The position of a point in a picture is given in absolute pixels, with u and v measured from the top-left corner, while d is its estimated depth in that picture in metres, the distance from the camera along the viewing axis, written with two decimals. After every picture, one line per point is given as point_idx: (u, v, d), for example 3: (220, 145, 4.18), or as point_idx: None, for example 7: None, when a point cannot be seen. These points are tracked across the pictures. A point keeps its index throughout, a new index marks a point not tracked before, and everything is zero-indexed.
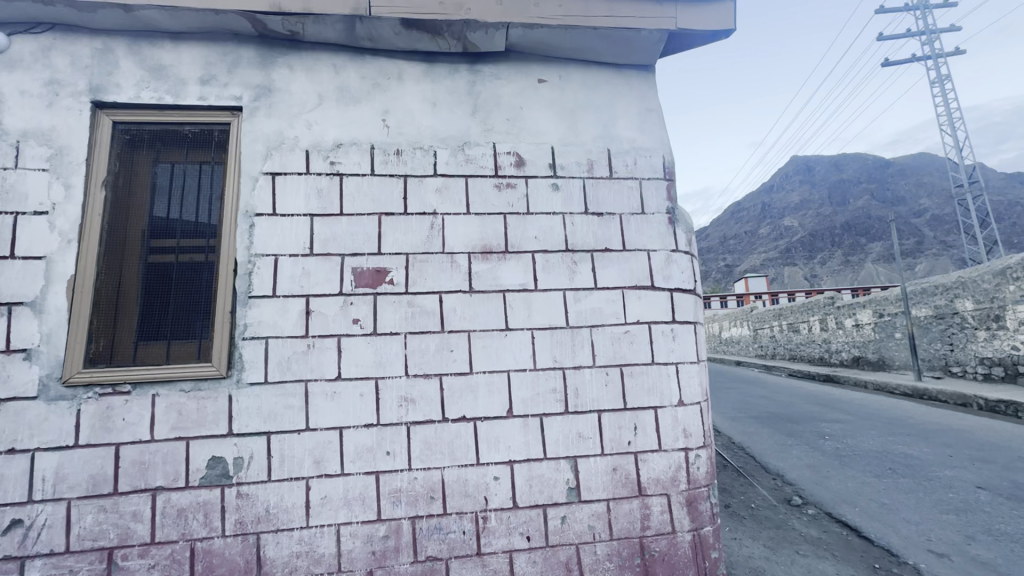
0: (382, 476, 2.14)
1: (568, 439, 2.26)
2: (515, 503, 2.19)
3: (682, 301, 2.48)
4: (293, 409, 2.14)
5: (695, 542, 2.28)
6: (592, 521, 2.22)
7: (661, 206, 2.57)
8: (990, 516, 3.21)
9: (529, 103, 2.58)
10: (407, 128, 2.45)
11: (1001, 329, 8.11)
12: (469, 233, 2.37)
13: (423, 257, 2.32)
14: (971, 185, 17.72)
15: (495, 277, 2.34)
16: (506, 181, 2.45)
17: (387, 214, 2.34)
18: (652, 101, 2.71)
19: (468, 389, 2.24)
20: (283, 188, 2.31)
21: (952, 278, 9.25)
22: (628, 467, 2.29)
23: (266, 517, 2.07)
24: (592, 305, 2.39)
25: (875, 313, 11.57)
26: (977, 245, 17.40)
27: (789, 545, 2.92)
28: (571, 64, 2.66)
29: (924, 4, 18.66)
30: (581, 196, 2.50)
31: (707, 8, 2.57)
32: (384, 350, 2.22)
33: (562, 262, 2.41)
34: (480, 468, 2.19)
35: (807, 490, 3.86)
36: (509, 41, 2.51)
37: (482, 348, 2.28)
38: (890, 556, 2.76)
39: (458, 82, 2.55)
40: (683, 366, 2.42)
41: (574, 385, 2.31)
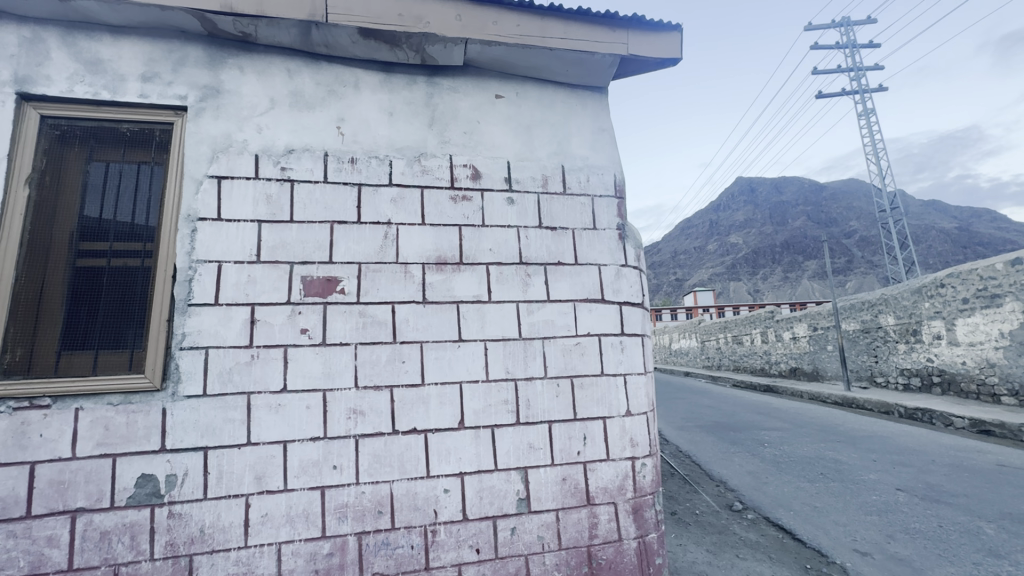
0: (328, 491, 2.08)
1: (518, 450, 2.28)
2: (464, 515, 2.18)
3: (630, 314, 2.57)
4: (234, 423, 2.05)
5: (641, 549, 2.35)
6: (541, 532, 2.24)
7: (612, 222, 2.66)
8: (907, 516, 3.48)
9: (485, 117, 2.62)
10: (363, 137, 2.44)
11: (919, 342, 8.86)
12: (424, 244, 2.37)
13: (376, 267, 2.29)
14: (894, 210, 19.32)
15: (449, 288, 2.35)
16: (462, 193, 2.47)
17: (339, 222, 2.30)
18: (604, 121, 2.82)
19: (420, 401, 2.22)
20: (229, 193, 2.23)
21: (876, 295, 10.05)
22: (576, 477, 2.33)
23: (200, 538, 1.96)
24: (545, 317, 2.43)
25: (810, 327, 12.35)
26: (898, 265, 18.96)
27: (730, 549, 3.05)
28: (527, 82, 2.73)
29: (853, 43, 20.32)
30: (535, 210, 2.55)
31: (657, 36, 2.72)
32: (333, 361, 2.17)
33: (515, 275, 2.44)
34: (430, 481, 2.17)
35: (747, 496, 4.04)
36: (467, 56, 2.55)
37: (434, 360, 2.27)
38: (820, 557, 2.93)
39: (415, 94, 2.56)
40: (631, 378, 2.50)
41: (525, 396, 2.33)
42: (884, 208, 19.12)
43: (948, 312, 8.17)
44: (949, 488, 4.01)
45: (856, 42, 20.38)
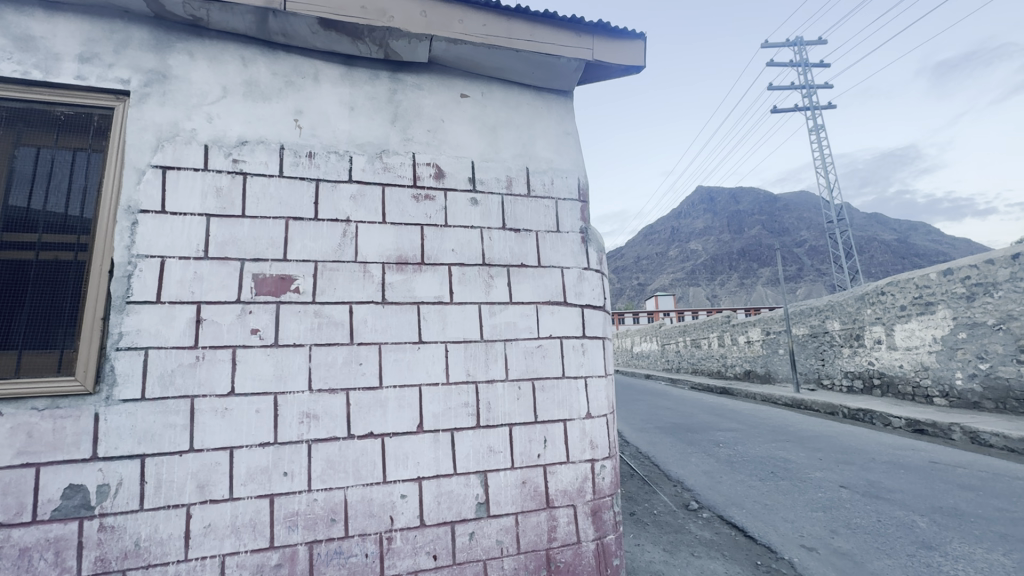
0: (277, 499, 1.99)
1: (478, 453, 2.25)
2: (422, 521, 2.13)
3: (592, 317, 2.59)
4: (175, 429, 1.93)
5: (599, 551, 2.36)
6: (500, 536, 2.22)
7: (575, 225, 2.68)
8: (849, 511, 3.66)
9: (450, 116, 2.59)
10: (322, 130, 2.36)
11: (861, 346, 9.37)
12: (384, 243, 2.31)
13: (333, 266, 2.22)
14: (840, 221, 20.42)
15: (409, 289, 2.30)
16: (424, 192, 2.43)
17: (295, 218, 2.22)
18: (569, 125, 2.85)
19: (377, 404, 2.15)
20: (175, 184, 2.11)
21: (823, 302, 10.58)
22: (536, 480, 2.32)
23: (134, 552, 1.84)
24: (507, 319, 2.42)
25: (763, 331, 12.88)
26: (843, 273, 20.04)
27: (686, 548, 3.12)
28: (493, 82, 2.71)
29: (805, 61, 21.36)
30: (499, 211, 2.54)
31: (621, 43, 2.76)
32: (286, 362, 2.08)
33: (478, 276, 2.42)
34: (386, 487, 2.11)
35: (703, 495, 4.15)
36: (433, 54, 2.51)
37: (392, 362, 2.21)
38: (770, 553, 3.04)
39: (378, 89, 2.50)
40: (592, 380, 2.52)
41: (486, 399, 2.31)
42: (831, 220, 20.19)
43: (888, 318, 8.69)
44: (887, 484, 4.24)
45: (808, 61, 21.44)
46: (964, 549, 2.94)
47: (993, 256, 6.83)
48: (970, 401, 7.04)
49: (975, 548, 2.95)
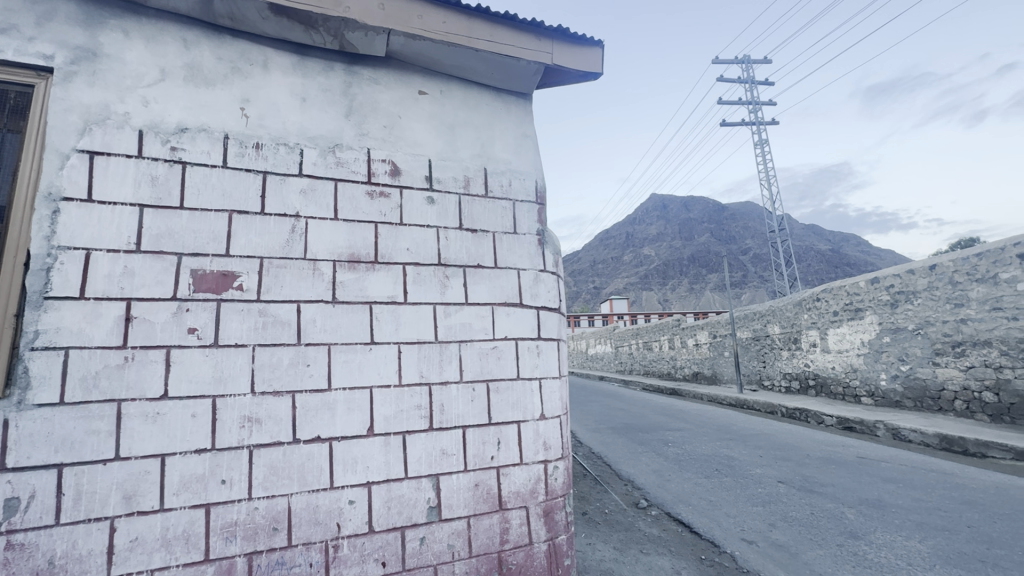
0: (213, 509, 1.87)
1: (431, 456, 2.22)
2: (370, 527, 2.07)
3: (547, 319, 2.62)
4: (99, 435, 1.78)
5: (550, 552, 2.39)
6: (451, 540, 2.19)
7: (532, 227, 2.69)
8: (786, 505, 3.86)
9: (407, 112, 2.54)
10: (270, 121, 2.25)
11: (798, 349, 9.96)
12: (335, 240, 2.23)
13: (280, 263, 2.12)
14: (781, 232, 21.61)
15: (361, 288, 2.23)
16: (379, 189, 2.37)
17: (239, 211, 2.10)
18: (527, 127, 2.87)
19: (325, 407, 2.07)
20: (104, 171, 1.95)
21: (765, 307, 11.18)
22: (489, 482, 2.31)
23: (48, 571, 1.68)
24: (462, 320, 2.39)
25: (710, 335, 13.46)
26: (784, 281, 21.23)
27: (635, 545, 3.19)
28: (452, 81, 2.69)
29: (752, 78, 22.51)
30: (456, 211, 2.51)
31: (580, 49, 2.80)
32: (227, 364, 1.97)
33: (433, 276, 2.38)
34: (333, 493, 2.03)
35: (652, 493, 4.27)
36: (390, 48, 2.46)
37: (342, 363, 2.13)
38: (713, 547, 3.15)
39: (332, 81, 2.42)
40: (546, 382, 2.54)
41: (440, 401, 2.27)
42: (773, 230, 21.35)
43: (822, 323, 9.28)
44: (819, 479, 4.52)
45: (754, 79, 22.60)
46: (886, 537, 3.17)
47: (913, 266, 7.43)
48: (892, 400, 7.62)
49: (895, 536, 3.19)
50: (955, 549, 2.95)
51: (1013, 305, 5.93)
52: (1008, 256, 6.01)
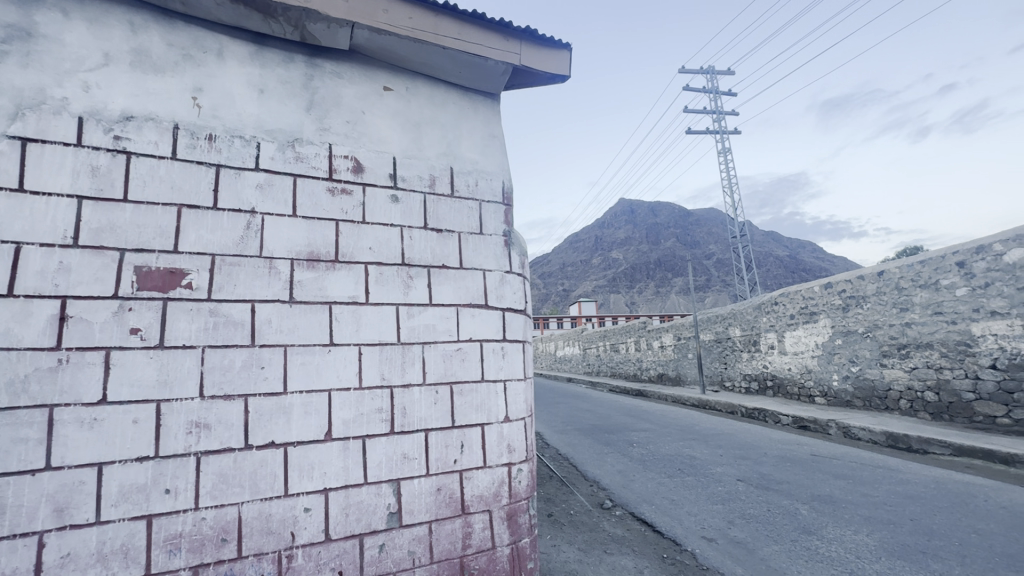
0: (156, 520, 1.77)
1: (391, 461, 2.16)
2: (327, 536, 2.00)
3: (512, 321, 2.60)
4: (27, 444, 1.65)
5: (513, 555, 2.38)
6: (412, 546, 2.14)
7: (498, 228, 2.67)
8: (744, 503, 3.97)
9: (371, 108, 2.48)
10: (225, 112, 2.15)
11: (757, 351, 10.30)
12: (294, 237, 2.15)
13: (234, 261, 2.02)
14: (743, 238, 22.35)
15: (321, 288, 2.16)
16: (341, 186, 2.30)
17: (189, 206, 2.00)
18: (494, 128, 2.85)
19: (280, 412, 1.99)
20: (37, 160, 1.81)
21: (726, 310, 11.52)
22: (451, 486, 2.27)
23: None
24: (426, 321, 2.34)
25: (675, 337, 13.77)
26: (745, 285, 21.96)
27: (599, 545, 3.21)
28: (418, 78, 2.64)
29: (716, 88, 23.21)
30: (421, 210, 2.46)
31: (548, 52, 2.81)
32: (173, 366, 1.86)
33: (397, 276, 2.33)
34: (287, 501, 1.95)
35: (617, 494, 4.31)
36: (354, 42, 2.39)
37: (298, 366, 2.06)
38: (674, 546, 3.20)
39: (292, 73, 2.33)
40: (510, 384, 2.52)
41: (402, 404, 2.22)
42: (735, 235, 22.06)
43: (779, 325, 9.63)
44: (776, 476, 4.67)
45: (718, 89, 23.32)
46: (837, 532, 3.30)
47: (863, 272, 7.81)
48: (843, 399, 7.97)
49: (845, 530, 3.32)
50: (899, 541, 3.10)
51: (952, 309, 6.31)
52: (948, 263, 6.40)
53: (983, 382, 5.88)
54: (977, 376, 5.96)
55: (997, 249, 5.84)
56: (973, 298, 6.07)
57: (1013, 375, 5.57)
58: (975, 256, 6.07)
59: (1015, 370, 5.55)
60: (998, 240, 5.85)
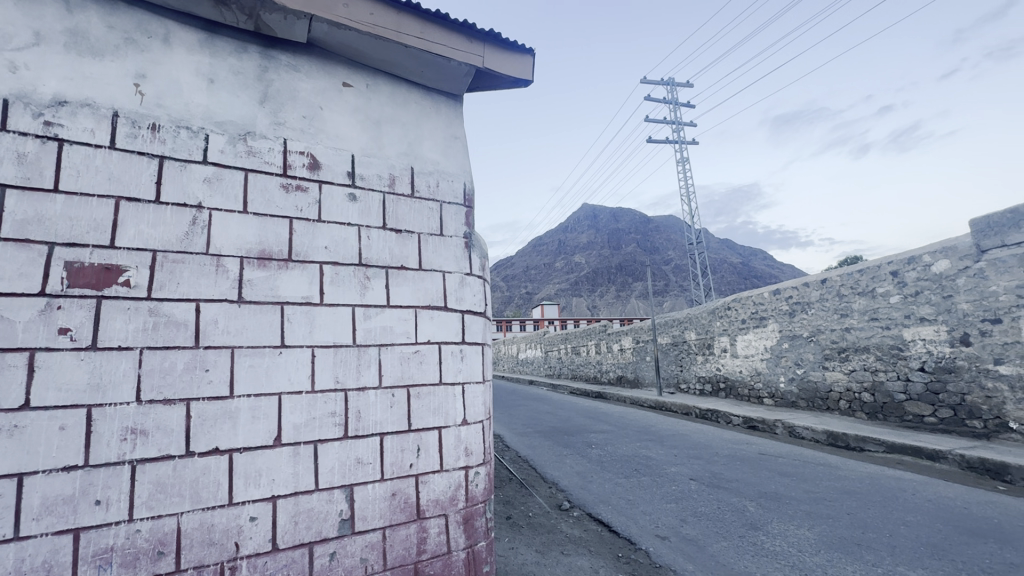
0: (84, 534, 1.65)
1: (344, 466, 2.10)
2: (274, 545, 1.92)
3: (472, 323, 2.60)
4: None
5: (468, 559, 2.37)
6: (364, 554, 2.09)
7: (459, 230, 2.66)
8: (697, 501, 4.10)
9: (329, 104, 2.42)
10: (170, 101, 2.05)
11: (711, 354, 10.69)
12: (244, 234, 2.07)
13: (177, 258, 1.92)
14: (699, 244, 23.12)
15: (272, 287, 2.08)
16: (295, 182, 2.23)
17: (129, 199, 1.88)
18: (456, 129, 2.84)
19: (225, 416, 1.90)
20: None
21: (683, 314, 11.89)
22: (407, 491, 2.23)
23: None
24: (383, 323, 2.30)
25: (634, 340, 14.09)
26: (700, 290, 22.74)
27: (556, 547, 3.24)
28: (379, 75, 2.60)
29: (676, 99, 23.93)
30: (379, 210, 2.42)
31: (511, 56, 2.84)
32: (107, 369, 1.75)
33: (353, 276, 2.27)
34: (232, 509, 1.86)
35: (575, 495, 4.36)
36: (313, 35, 2.33)
37: (246, 368, 1.97)
38: (629, 545, 3.27)
39: (245, 65, 2.24)
40: (469, 387, 2.51)
41: (356, 408, 2.17)
42: (692, 242, 22.78)
43: (731, 330, 10.03)
44: (726, 475, 4.85)
45: (678, 99, 24.06)
46: (781, 527, 3.45)
47: (808, 279, 8.25)
48: (789, 400, 8.38)
49: (789, 525, 3.48)
50: (836, 535, 3.28)
51: (887, 315, 6.75)
52: (883, 272, 6.85)
53: (912, 384, 6.31)
54: (907, 378, 6.39)
55: (926, 260, 6.30)
56: (905, 305, 6.51)
57: (938, 378, 6.01)
58: (907, 266, 6.53)
59: (940, 373, 5.98)
60: (927, 252, 6.32)
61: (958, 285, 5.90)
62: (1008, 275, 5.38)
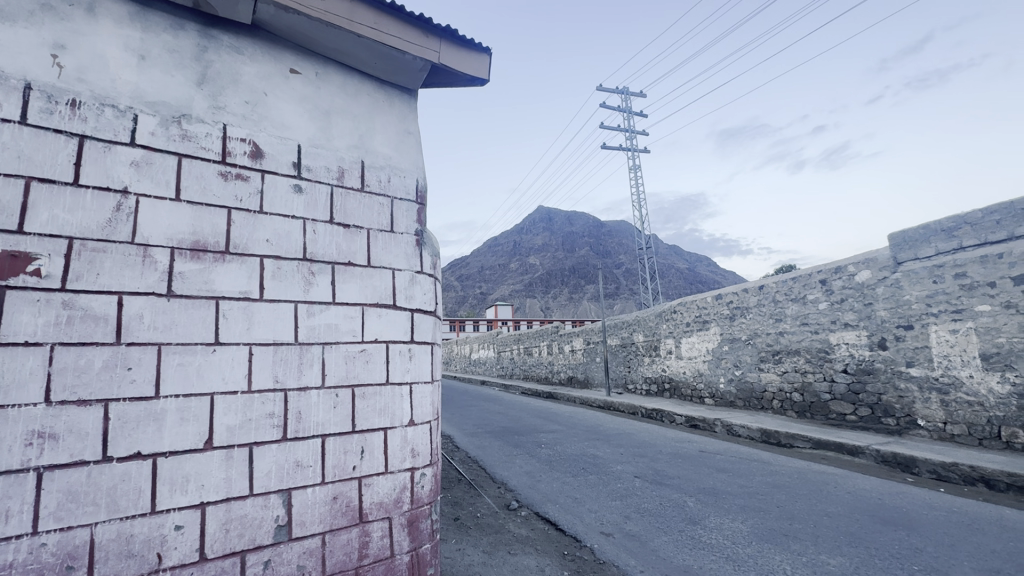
0: None
1: (282, 469, 2.01)
2: (202, 555, 1.81)
3: (421, 322, 2.55)
4: None
5: (412, 562, 2.33)
6: (302, 561, 2.00)
7: (411, 227, 2.61)
8: (640, 498, 4.23)
9: (274, 91, 2.31)
10: (94, 76, 1.88)
11: (657, 355, 11.07)
12: (175, 224, 1.93)
13: (99, 246, 1.77)
14: (649, 250, 23.89)
15: (206, 281, 1.96)
16: (235, 171, 2.11)
17: (42, 180, 1.72)
18: (410, 124, 2.79)
19: (149, 418, 1.77)
20: None
21: (631, 317, 12.25)
22: (349, 494, 2.17)
23: None
24: (327, 321, 2.22)
25: (585, 341, 14.38)
26: (648, 295, 23.53)
27: (503, 546, 3.24)
28: (330, 64, 2.51)
29: (630, 107, 24.59)
30: (326, 203, 2.33)
31: (468, 54, 2.83)
32: (11, 366, 1.58)
33: (297, 271, 2.17)
34: (155, 519, 1.74)
35: (523, 494, 4.39)
36: (258, 17, 2.21)
37: (175, 367, 1.84)
38: (575, 542, 3.32)
39: (181, 42, 2.10)
40: (417, 387, 2.46)
41: (297, 409, 2.08)
42: (642, 248, 23.51)
43: (677, 332, 10.44)
44: (669, 472, 5.04)
45: (631, 108, 24.75)
46: (717, 521, 3.62)
47: (747, 285, 8.71)
48: (728, 400, 8.82)
49: (724, 518, 3.66)
50: (767, 526, 3.48)
51: (816, 320, 7.24)
52: (814, 280, 7.34)
53: (836, 384, 6.80)
54: (832, 379, 6.89)
55: (850, 270, 6.80)
56: (831, 311, 7.01)
57: (859, 379, 6.51)
58: (834, 275, 7.02)
59: (861, 374, 6.48)
60: (851, 262, 6.82)
61: (877, 294, 6.41)
62: (919, 286, 5.91)
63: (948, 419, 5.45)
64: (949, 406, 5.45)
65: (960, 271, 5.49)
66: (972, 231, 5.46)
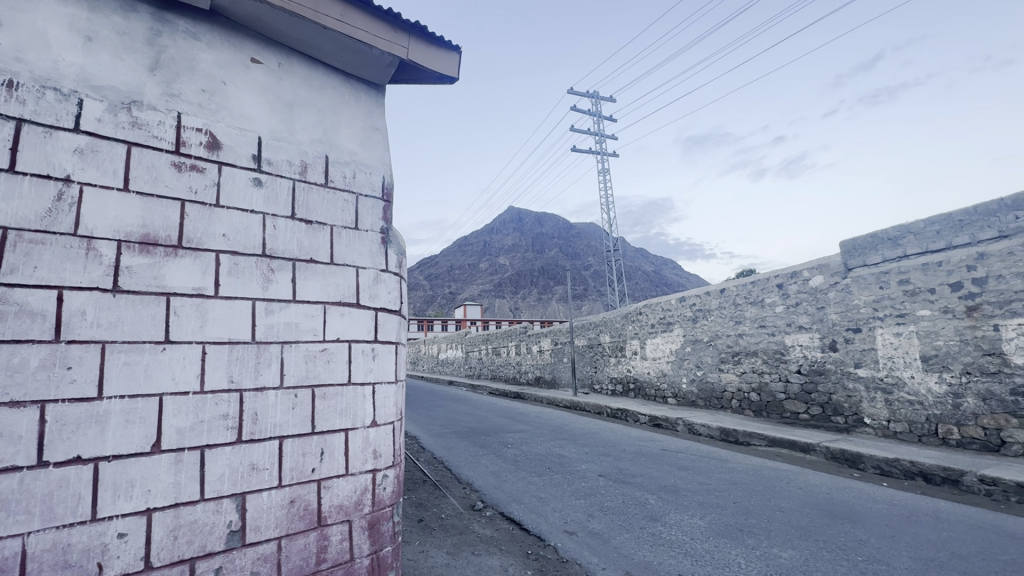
0: None
1: (237, 473, 1.94)
2: (148, 563, 1.73)
3: (386, 321, 2.51)
4: None
5: (372, 565, 2.29)
6: (256, 567, 1.94)
7: (376, 225, 2.57)
8: (604, 496, 4.30)
9: (233, 80, 2.23)
10: (34, 57, 1.77)
11: (622, 356, 11.27)
12: (123, 215, 1.83)
13: (37, 238, 1.67)
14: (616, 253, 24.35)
15: (157, 276, 1.87)
16: (189, 162, 2.02)
17: None
18: (377, 119, 2.75)
19: (92, 421, 1.67)
20: None
21: (598, 318, 12.42)
22: (308, 498, 2.11)
23: None
24: (287, 319, 2.15)
25: (553, 342, 14.50)
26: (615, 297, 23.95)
27: (467, 547, 3.23)
28: (293, 55, 2.44)
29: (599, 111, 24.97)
30: (287, 198, 2.27)
31: (437, 51, 2.80)
32: None
33: (255, 268, 2.10)
34: (96, 526, 1.65)
35: (488, 495, 4.38)
36: (217, 3, 2.13)
37: (120, 367, 1.75)
38: (539, 541, 3.34)
39: (133, 25, 2.00)
40: (380, 387, 2.42)
41: (253, 410, 2.01)
42: (610, 250, 23.93)
43: (642, 333, 10.65)
44: (632, 470, 5.13)
45: (601, 112, 25.13)
46: (677, 517, 3.72)
47: (709, 288, 8.97)
48: (689, 400, 9.07)
49: (684, 515, 3.76)
50: (724, 522, 3.59)
51: (773, 323, 7.53)
52: (771, 284, 7.63)
53: (791, 384, 7.09)
54: (787, 379, 7.18)
55: (805, 275, 7.11)
56: (787, 314, 7.31)
57: (812, 379, 6.81)
58: (790, 280, 7.32)
59: (813, 374, 6.78)
60: (806, 268, 7.13)
61: (829, 298, 6.73)
62: (867, 291, 6.24)
63: (892, 417, 5.78)
64: (893, 405, 5.78)
65: (903, 278, 5.83)
66: (914, 241, 5.79)
